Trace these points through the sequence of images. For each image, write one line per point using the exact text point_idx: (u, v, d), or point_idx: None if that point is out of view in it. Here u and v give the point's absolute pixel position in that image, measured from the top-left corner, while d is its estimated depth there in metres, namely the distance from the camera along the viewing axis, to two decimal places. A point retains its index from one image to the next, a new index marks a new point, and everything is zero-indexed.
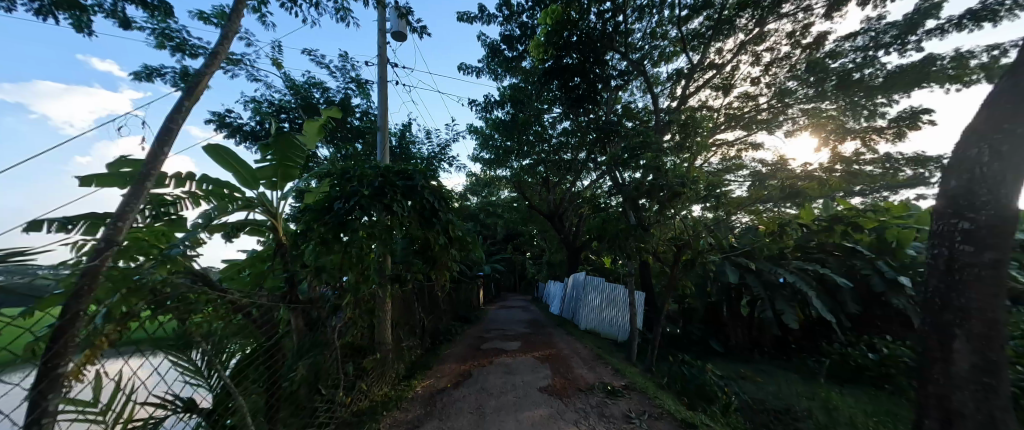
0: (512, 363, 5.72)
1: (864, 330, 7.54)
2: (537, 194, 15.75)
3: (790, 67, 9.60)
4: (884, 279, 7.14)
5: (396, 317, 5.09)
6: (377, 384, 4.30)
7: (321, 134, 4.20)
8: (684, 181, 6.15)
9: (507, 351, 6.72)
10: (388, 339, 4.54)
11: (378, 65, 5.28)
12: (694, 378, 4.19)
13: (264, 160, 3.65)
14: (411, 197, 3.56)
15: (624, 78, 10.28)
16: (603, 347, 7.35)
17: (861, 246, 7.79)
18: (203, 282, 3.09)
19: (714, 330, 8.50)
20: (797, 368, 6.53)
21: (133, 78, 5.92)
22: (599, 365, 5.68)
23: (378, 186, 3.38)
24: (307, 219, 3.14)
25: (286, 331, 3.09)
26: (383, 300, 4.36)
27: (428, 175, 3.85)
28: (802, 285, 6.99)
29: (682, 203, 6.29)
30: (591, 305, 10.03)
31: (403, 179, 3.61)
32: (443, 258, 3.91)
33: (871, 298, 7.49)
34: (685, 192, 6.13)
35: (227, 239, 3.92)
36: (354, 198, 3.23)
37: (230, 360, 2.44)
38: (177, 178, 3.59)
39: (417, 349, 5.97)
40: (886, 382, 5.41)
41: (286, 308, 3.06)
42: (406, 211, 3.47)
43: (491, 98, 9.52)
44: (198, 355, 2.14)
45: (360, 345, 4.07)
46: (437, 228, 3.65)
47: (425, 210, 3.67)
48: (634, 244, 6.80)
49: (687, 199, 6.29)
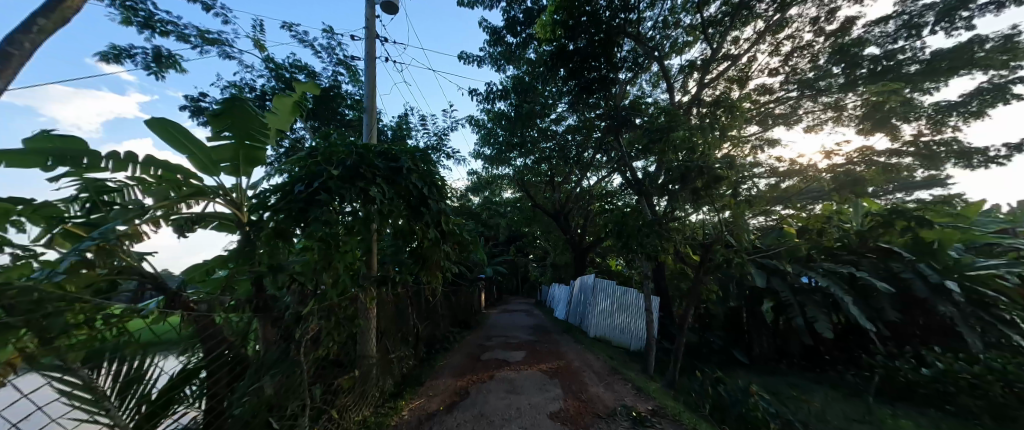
0: (516, 379, 5.05)
1: (903, 341, 6.83)
2: (541, 194, 15.15)
3: (813, 55, 8.96)
4: (928, 284, 6.47)
5: (384, 328, 4.45)
6: (357, 406, 3.64)
7: (292, 112, 3.53)
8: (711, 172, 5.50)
9: (510, 363, 6.07)
10: (371, 353, 3.89)
11: (365, 39, 4.68)
12: (736, 404, 3.53)
13: (218, 137, 3.02)
14: (395, 181, 2.92)
15: (635, 69, 9.66)
16: (617, 359, 6.67)
17: (898, 247, 7.10)
18: (145, 282, 2.51)
19: (735, 338, 7.79)
20: (836, 385, 5.84)
21: (97, 58, 5.38)
22: (616, 381, 5.02)
23: (350, 165, 2.69)
24: (260, 205, 2.45)
25: (238, 346, 2.41)
26: (364, 306, 3.73)
27: (418, 157, 3.21)
28: (838, 290, 6.29)
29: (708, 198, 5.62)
30: (599, 310, 9.34)
31: (386, 160, 2.98)
32: (435, 256, 3.29)
33: (911, 305, 6.79)
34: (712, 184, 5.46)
35: (181, 234, 3.28)
36: (320, 179, 2.53)
37: (155, 383, 1.80)
38: (115, 160, 2.97)
39: (408, 361, 5.31)
40: (946, 402, 4.74)
41: (234, 316, 2.38)
42: (390, 200, 2.83)
43: (493, 88, 8.92)
44: (107, 376, 1.57)
45: (337, 361, 3.41)
46: (426, 220, 3.02)
47: (413, 199, 3.04)
48: (651, 245, 6.16)
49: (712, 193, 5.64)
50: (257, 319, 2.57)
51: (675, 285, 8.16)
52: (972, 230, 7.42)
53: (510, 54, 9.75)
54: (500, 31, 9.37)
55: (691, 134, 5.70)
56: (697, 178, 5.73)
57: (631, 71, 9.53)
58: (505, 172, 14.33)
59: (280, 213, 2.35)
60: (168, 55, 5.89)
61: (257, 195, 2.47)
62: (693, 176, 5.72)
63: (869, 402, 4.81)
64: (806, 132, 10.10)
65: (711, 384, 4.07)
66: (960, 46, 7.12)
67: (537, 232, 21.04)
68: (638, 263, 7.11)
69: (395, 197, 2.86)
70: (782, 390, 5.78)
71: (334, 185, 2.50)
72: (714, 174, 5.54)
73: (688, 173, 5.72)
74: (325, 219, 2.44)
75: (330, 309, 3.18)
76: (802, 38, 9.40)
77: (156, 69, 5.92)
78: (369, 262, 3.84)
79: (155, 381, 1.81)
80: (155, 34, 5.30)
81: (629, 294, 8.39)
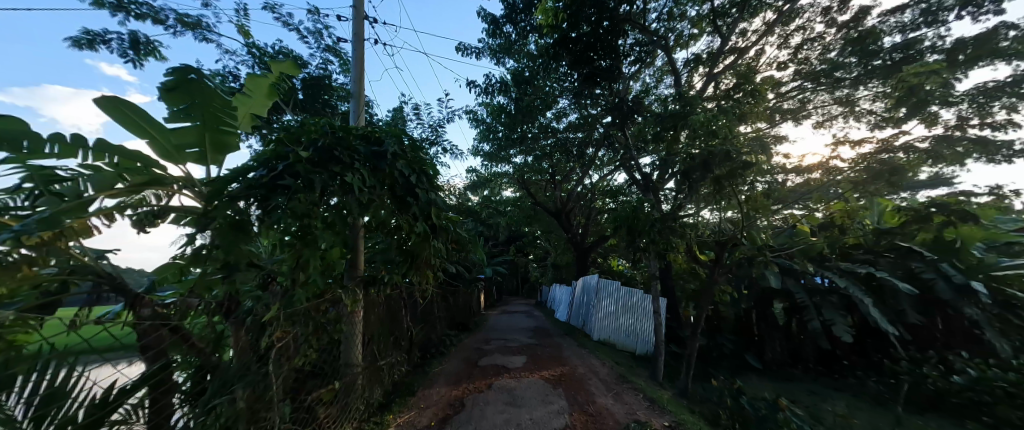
0: (517, 389, 4.69)
1: (925, 345, 6.47)
2: (542, 192, 14.81)
3: (824, 47, 8.64)
4: (952, 285, 6.11)
5: (372, 333, 4.07)
6: (339, 422, 3.26)
7: (273, 96, 3.04)
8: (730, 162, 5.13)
9: (510, 369, 5.70)
10: (357, 362, 3.52)
11: (353, 19, 4.32)
12: (762, 420, 3.15)
13: (177, 119, 2.60)
14: (376, 167, 2.52)
15: (639, 63, 9.30)
16: (623, 364, 6.33)
17: (917, 246, 6.74)
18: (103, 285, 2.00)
19: (746, 342, 7.43)
20: (858, 394, 5.47)
21: (69, 43, 5.03)
22: (625, 391, 4.67)
23: (323, 145, 2.29)
24: (216, 193, 2.03)
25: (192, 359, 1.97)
26: (348, 310, 3.37)
27: (406, 142, 2.83)
28: (857, 291, 5.93)
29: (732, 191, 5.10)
30: (603, 312, 8.99)
31: (369, 144, 2.60)
32: (425, 254, 2.93)
33: (933, 307, 6.44)
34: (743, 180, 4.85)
35: (142, 230, 2.91)
36: (287, 162, 2.14)
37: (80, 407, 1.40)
38: (60, 143, 2.62)
39: (400, 368, 4.94)
40: (982, 414, 4.34)
41: (188, 324, 1.97)
42: (372, 188, 2.46)
43: (492, 81, 8.57)
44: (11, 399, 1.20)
45: (316, 372, 3.04)
46: (414, 212, 2.65)
47: (399, 188, 2.65)
48: (660, 244, 5.79)
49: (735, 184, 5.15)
50: (215, 327, 2.19)
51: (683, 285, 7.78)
52: (994, 229, 7.07)
53: (510, 47, 9.42)
54: (499, 22, 9.01)
55: (708, 121, 5.26)
56: (719, 165, 5.23)
57: (636, 64, 9.19)
58: (505, 170, 14.01)
59: (236, 199, 1.97)
60: (146, 42, 5.53)
61: (211, 179, 2.08)
62: (715, 162, 5.22)
63: (899, 413, 4.46)
64: (815, 129, 9.77)
65: (732, 396, 3.70)
66: (981, 36, 6.79)
67: (537, 232, 20.74)
68: (645, 262, 6.77)
69: (377, 185, 2.48)
70: (802, 399, 5.42)
71: (302, 168, 2.10)
72: (740, 160, 5.05)
73: (704, 164, 5.31)
74: (294, 208, 2.05)
75: (309, 313, 2.81)
76: (813, 29, 9.08)
77: (133, 57, 5.55)
78: (355, 261, 3.48)
79: (98, 394, 1.46)
80: (129, 17, 4.93)
81: (634, 295, 8.02)
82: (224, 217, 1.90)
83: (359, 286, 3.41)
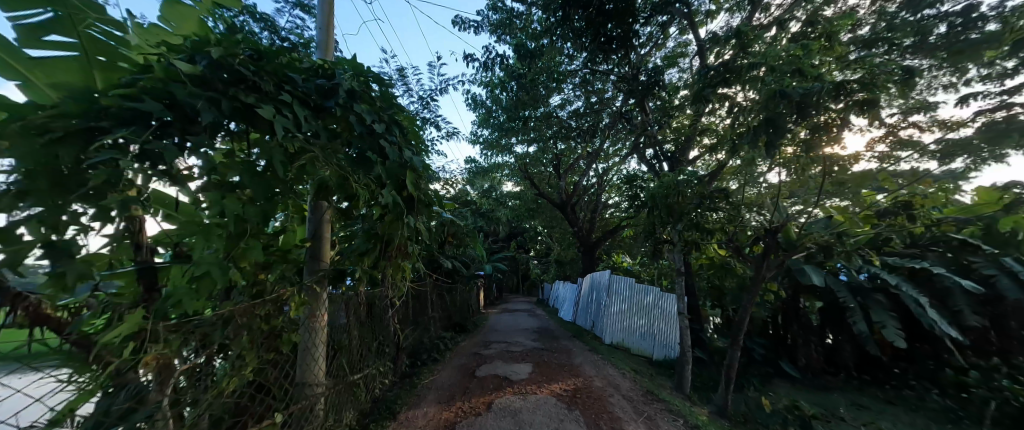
0: (521, 411, 3.90)
1: (982, 351, 5.68)
2: (545, 183, 13.97)
3: (857, 21, 7.71)
4: (1018, 282, 5.31)
5: (341, 343, 3.26)
6: None
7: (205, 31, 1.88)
8: (810, 120, 3.62)
9: (513, 382, 4.94)
10: (318, 382, 2.72)
11: None
12: None
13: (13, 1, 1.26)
14: (323, 108, 1.69)
15: (650, 42, 8.36)
16: (641, 373, 5.60)
17: (973, 239, 5.91)
18: None
19: (777, 346, 6.64)
20: (922, 411, 4.70)
21: None
22: (658, 416, 3.92)
23: (225, 60, 1.38)
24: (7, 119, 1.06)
25: (83, 387, 1.19)
26: (304, 314, 2.55)
27: (371, 80, 1.99)
28: (912, 289, 5.19)
29: (787, 169, 4.18)
30: (614, 312, 8.24)
31: (314, 74, 1.77)
32: (400, 237, 2.15)
33: (993, 308, 5.65)
34: (803, 160, 3.92)
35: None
36: (155, 76, 1.24)
37: None
38: None
39: (380, 381, 4.14)
40: None
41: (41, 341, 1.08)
42: (316, 137, 1.62)
43: (491, 55, 7.67)
44: None
45: (259, 401, 2.22)
46: (379, 175, 1.81)
47: (357, 142, 1.80)
48: (688, 236, 4.98)
49: (802, 168, 4.03)
50: None
51: (707, 284, 6.97)
52: None
53: (510, 22, 8.54)
54: None
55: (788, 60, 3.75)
56: (816, 110, 3.50)
57: (649, 43, 8.27)
58: (505, 160, 13.18)
59: (70, 133, 1.10)
60: None
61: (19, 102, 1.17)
62: (811, 108, 3.50)
63: None
64: None
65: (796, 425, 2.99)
66: None
67: (539, 228, 19.98)
68: (667, 255, 5.94)
69: (323, 133, 1.64)
70: (857, 415, 4.65)
71: (185, 90, 1.24)
72: (851, 101, 3.36)
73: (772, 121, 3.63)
74: (194, 154, 1.24)
75: (252, 322, 1.98)
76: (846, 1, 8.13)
77: None
78: (321, 249, 2.68)
79: None
80: None
81: (650, 295, 7.41)
82: (55, 160, 1.05)
83: (322, 285, 2.60)
